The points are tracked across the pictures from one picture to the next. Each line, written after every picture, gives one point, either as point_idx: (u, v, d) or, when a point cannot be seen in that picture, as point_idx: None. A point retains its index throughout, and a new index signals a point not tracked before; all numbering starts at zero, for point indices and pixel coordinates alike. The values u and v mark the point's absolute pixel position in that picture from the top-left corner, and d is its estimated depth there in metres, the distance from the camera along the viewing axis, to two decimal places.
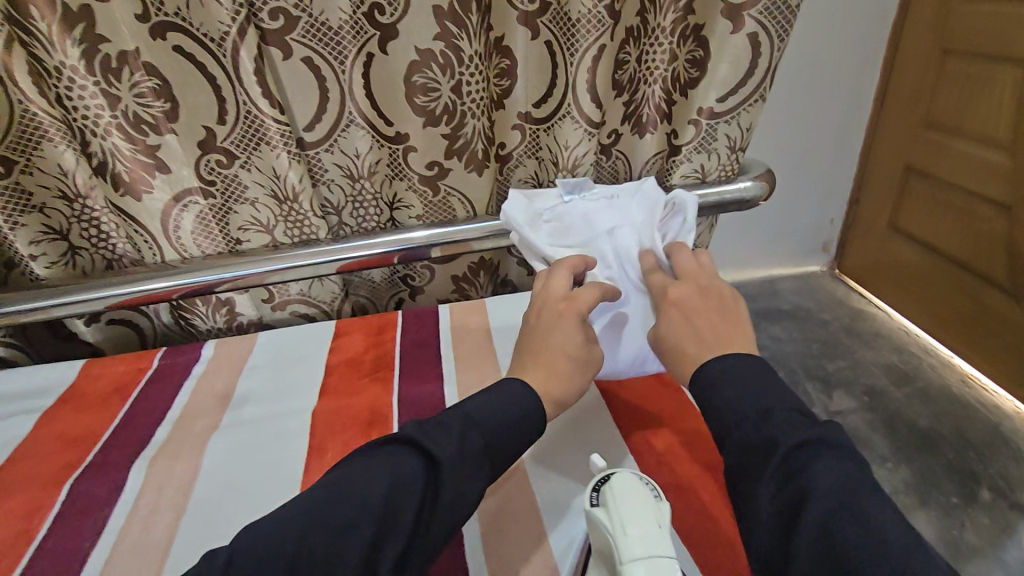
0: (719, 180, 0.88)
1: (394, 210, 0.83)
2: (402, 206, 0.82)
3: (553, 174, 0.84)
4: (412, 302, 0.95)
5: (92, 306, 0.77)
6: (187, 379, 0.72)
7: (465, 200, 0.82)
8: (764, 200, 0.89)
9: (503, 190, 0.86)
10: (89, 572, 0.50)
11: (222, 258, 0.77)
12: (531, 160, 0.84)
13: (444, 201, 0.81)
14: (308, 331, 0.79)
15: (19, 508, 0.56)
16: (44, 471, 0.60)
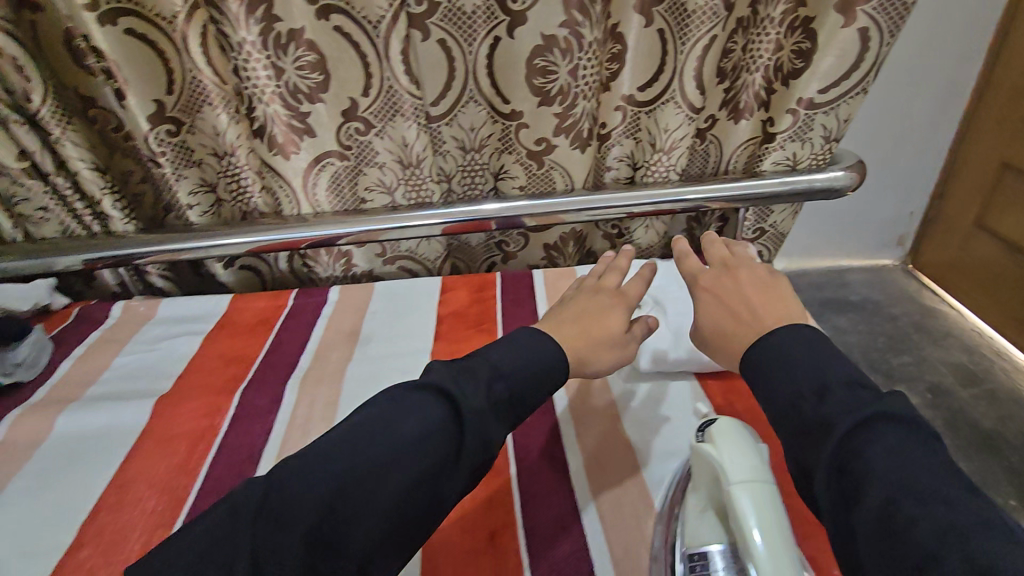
0: (809, 168, 0.91)
1: (498, 180, 0.91)
2: (506, 177, 0.90)
3: (649, 155, 0.89)
4: (502, 266, 1.04)
5: (232, 250, 0.88)
6: (319, 318, 0.83)
7: (566, 174, 0.88)
8: (853, 190, 0.91)
9: (600, 167, 0.92)
10: (264, 460, 0.61)
11: (348, 215, 0.87)
12: (630, 140, 0.89)
13: (546, 175, 0.88)
14: (416, 284, 0.89)
15: (202, 408, 0.68)
16: (217, 381, 0.73)
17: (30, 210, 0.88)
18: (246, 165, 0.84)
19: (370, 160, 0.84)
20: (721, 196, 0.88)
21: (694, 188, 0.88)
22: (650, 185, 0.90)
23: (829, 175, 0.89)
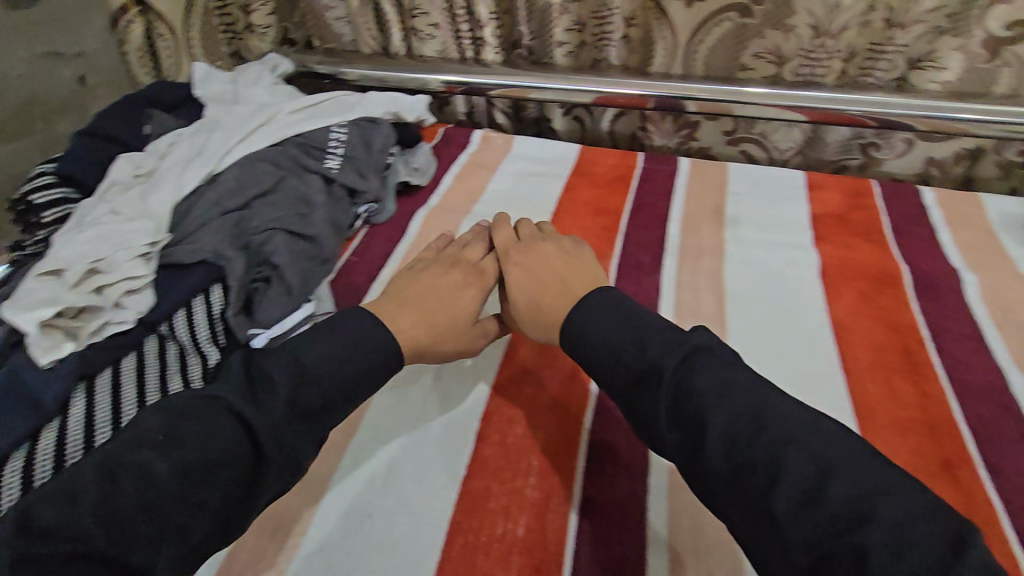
0: None
1: (706, 25, 0.96)
2: (713, 32, 0.97)
3: (883, 34, 0.90)
4: (692, 148, 1.13)
5: (474, 79, 1.12)
6: (496, 182, 0.98)
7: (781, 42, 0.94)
8: None
9: (822, 37, 0.92)
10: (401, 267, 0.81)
11: (577, 70, 1.09)
12: (865, 8, 0.88)
13: (749, 39, 0.96)
14: (562, 155, 1.05)
15: (395, 225, 0.89)
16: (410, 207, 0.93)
17: (330, 20, 1.16)
18: (516, 29, 1.08)
19: (612, 36, 1.04)
20: (938, 112, 0.91)
21: (908, 98, 0.92)
22: (867, 90, 0.95)
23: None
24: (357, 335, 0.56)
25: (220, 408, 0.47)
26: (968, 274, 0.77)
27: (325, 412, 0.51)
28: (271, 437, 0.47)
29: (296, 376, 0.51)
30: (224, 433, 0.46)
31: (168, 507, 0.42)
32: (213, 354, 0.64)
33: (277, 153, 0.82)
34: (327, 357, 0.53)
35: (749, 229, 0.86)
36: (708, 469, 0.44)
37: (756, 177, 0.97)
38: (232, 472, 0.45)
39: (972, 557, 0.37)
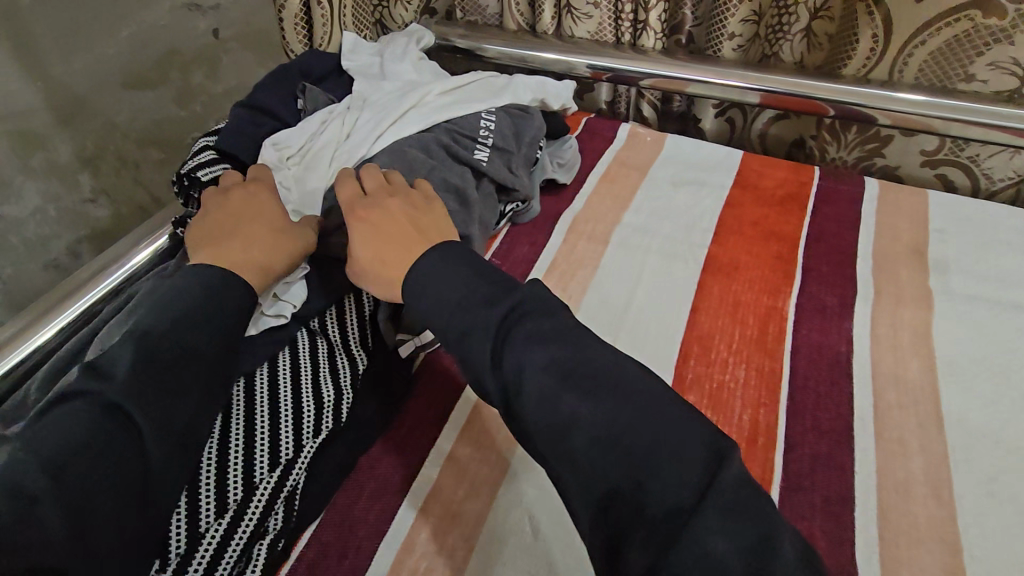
0: None
1: (925, 29, 0.81)
2: (931, 37, 0.81)
3: None
4: (872, 167, 0.97)
5: (626, 69, 1.01)
6: (648, 188, 0.88)
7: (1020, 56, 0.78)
8: None
9: None
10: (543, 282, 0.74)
11: (751, 66, 0.96)
12: None
13: (978, 48, 0.79)
14: (718, 161, 0.93)
15: (536, 230, 0.82)
16: (551, 209, 0.85)
17: None
18: (681, 12, 0.99)
19: (791, 30, 0.92)
20: None
21: None
22: None
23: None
24: (208, 284, 0.50)
25: (85, 410, 0.42)
26: None
27: (197, 358, 0.47)
28: (144, 403, 0.43)
29: (155, 323, 0.47)
30: (89, 424, 0.42)
31: (96, 502, 0.40)
32: (361, 359, 0.60)
33: (429, 138, 0.77)
34: (176, 309, 0.48)
35: (960, 280, 0.72)
36: (594, 478, 0.38)
37: (966, 212, 0.81)
38: (129, 464, 0.41)
39: (729, 470, 0.37)
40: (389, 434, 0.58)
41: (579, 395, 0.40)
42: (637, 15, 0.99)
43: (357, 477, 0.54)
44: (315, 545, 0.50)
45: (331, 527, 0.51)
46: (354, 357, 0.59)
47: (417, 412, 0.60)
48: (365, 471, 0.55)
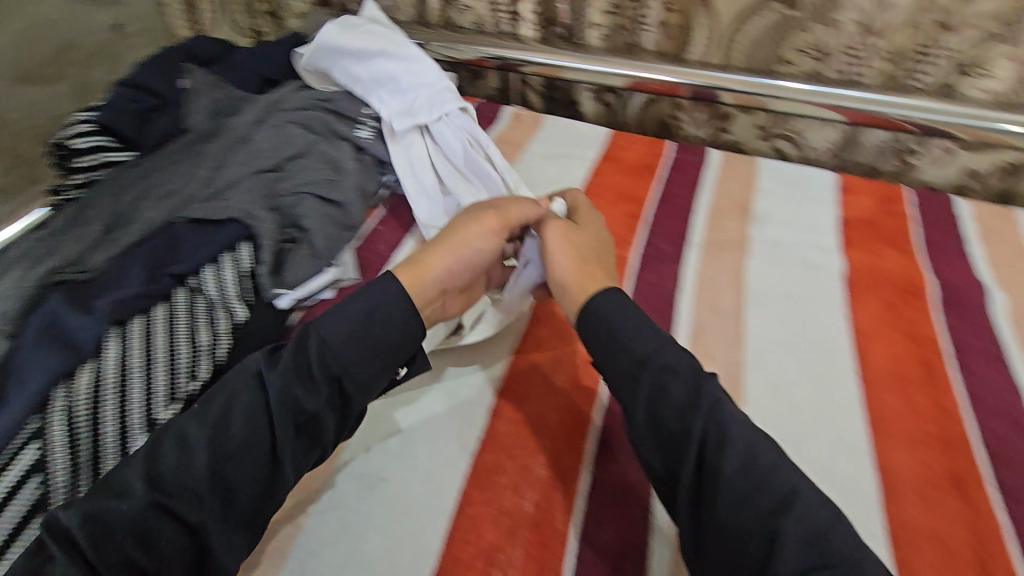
0: None
1: (744, 18, 0.95)
2: (751, 25, 0.95)
3: (932, 40, 0.88)
4: (720, 141, 1.12)
5: (513, 58, 1.13)
6: (523, 161, 0.98)
7: (818, 41, 0.93)
8: None
9: (864, 39, 0.91)
10: (415, 239, 0.81)
11: (615, 55, 1.08)
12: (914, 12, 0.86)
13: (786, 35, 0.94)
14: (588, 136, 1.04)
15: None
16: None
17: None
18: (556, 7, 1.06)
19: (648, 21, 1.03)
20: (984, 122, 0.90)
21: (953, 107, 0.91)
22: (910, 94, 0.93)
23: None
24: (373, 308, 0.54)
25: (249, 386, 0.50)
26: (997, 291, 0.74)
27: (352, 373, 0.52)
28: (285, 409, 0.49)
29: (324, 353, 0.51)
30: (242, 418, 0.48)
31: (214, 467, 0.47)
32: (240, 310, 0.65)
33: (309, 116, 0.83)
34: (351, 317, 0.53)
35: (774, 229, 0.85)
36: (740, 512, 0.43)
37: (786, 175, 0.95)
38: (258, 437, 0.48)
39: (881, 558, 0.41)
40: None
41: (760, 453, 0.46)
42: (513, 8, 1.10)
43: None
44: None
45: None
46: (232, 309, 0.64)
47: None
48: None
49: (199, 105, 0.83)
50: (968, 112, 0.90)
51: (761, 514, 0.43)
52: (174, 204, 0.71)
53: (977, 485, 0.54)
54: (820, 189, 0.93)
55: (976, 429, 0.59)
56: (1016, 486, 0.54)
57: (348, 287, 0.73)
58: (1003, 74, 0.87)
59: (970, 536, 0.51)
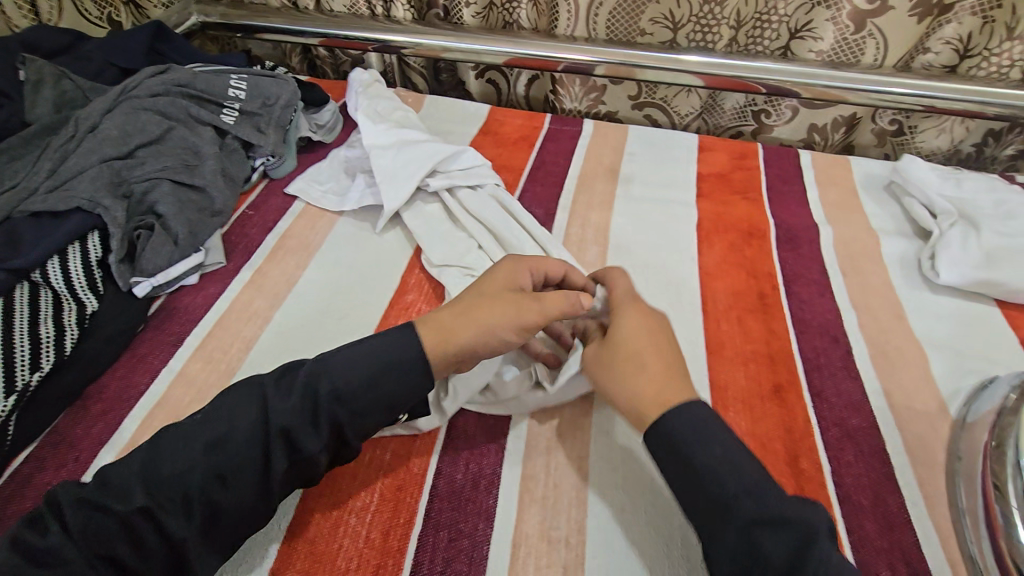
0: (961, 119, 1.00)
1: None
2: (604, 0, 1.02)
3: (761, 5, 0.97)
4: (597, 112, 1.18)
5: (388, 41, 1.11)
6: None
7: (666, 12, 1.00)
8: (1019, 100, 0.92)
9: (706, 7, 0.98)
10: (285, 223, 0.81)
11: (493, 34, 1.08)
12: None
13: (637, 6, 1.01)
14: (468, 112, 1.06)
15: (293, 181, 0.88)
16: (310, 163, 0.92)
17: None
18: None
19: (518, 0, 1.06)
20: (815, 79, 0.97)
21: (789, 66, 0.98)
22: (753, 57, 1.01)
23: (935, 84, 0.95)
24: (372, 362, 0.51)
25: (250, 408, 0.48)
26: (826, 227, 0.83)
27: (346, 404, 0.49)
28: (274, 423, 0.47)
29: (322, 386, 0.49)
30: (231, 425, 0.47)
31: (190, 473, 0.45)
32: (90, 301, 0.63)
33: (165, 101, 0.80)
34: (364, 361, 0.51)
35: (638, 188, 0.91)
36: (724, 538, 0.43)
37: (652, 138, 1.02)
38: (241, 455, 0.46)
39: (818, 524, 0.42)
40: (122, 363, 0.63)
41: (685, 429, 0.47)
42: None
43: (83, 401, 0.59)
44: (33, 461, 0.54)
45: (49, 446, 0.55)
46: (81, 300, 0.63)
47: (149, 345, 0.65)
48: (92, 397, 0.60)
49: (42, 98, 0.79)
50: (807, 72, 0.98)
51: (719, 502, 0.44)
52: (12, 199, 0.68)
53: (794, 391, 0.61)
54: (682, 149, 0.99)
55: (798, 345, 0.66)
56: (826, 388, 0.62)
57: (214, 272, 0.73)
58: (825, 35, 0.97)
59: (783, 434, 0.57)
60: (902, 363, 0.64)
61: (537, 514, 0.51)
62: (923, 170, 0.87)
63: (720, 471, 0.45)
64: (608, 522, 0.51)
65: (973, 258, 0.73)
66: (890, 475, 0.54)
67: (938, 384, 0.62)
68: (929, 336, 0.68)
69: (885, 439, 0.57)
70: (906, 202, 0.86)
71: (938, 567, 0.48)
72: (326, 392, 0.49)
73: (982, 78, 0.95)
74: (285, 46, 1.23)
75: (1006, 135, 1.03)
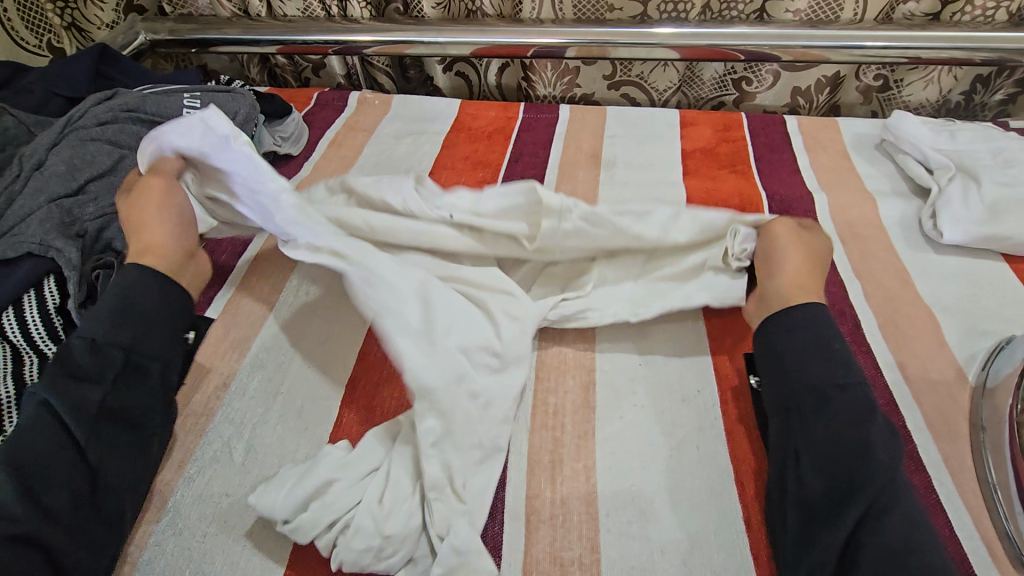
0: (935, 72, 0.99)
1: None
2: None
3: None
4: (573, 95, 1.13)
5: (347, 43, 1.05)
6: (374, 144, 0.94)
7: None
8: (1005, 43, 0.88)
9: None
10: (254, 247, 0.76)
11: (456, 24, 1.03)
12: None
13: None
14: (439, 108, 1.01)
15: None
16: None
17: None
18: None
19: None
20: (795, 41, 0.93)
21: (766, 29, 0.93)
22: (728, 23, 0.96)
23: (919, 34, 0.91)
24: (121, 296, 0.54)
25: (31, 416, 0.47)
26: (820, 194, 0.80)
27: (109, 342, 0.52)
28: (61, 385, 0.49)
29: (84, 348, 0.51)
30: (30, 420, 0.47)
31: (38, 470, 0.45)
32: (52, 352, 0.59)
33: (114, 128, 0.75)
34: (103, 310, 0.53)
35: (622, 171, 0.87)
36: (826, 438, 0.46)
37: (631, 118, 0.97)
38: (32, 439, 0.46)
39: (907, 504, 0.42)
40: None
41: (798, 325, 0.53)
42: None
43: None
44: None
45: None
46: (42, 352, 0.59)
47: None
48: None
49: None
50: (786, 33, 0.93)
51: (829, 387, 0.49)
52: None
53: None
54: (663, 126, 0.95)
55: None
56: None
57: None
58: None
59: None
60: (913, 332, 0.61)
61: (546, 535, 0.48)
62: (915, 125, 0.83)
63: (875, 452, 0.44)
64: (622, 536, 0.48)
65: (976, 214, 0.70)
66: (914, 454, 0.51)
67: (953, 350, 0.60)
68: (938, 300, 0.65)
69: (904, 414, 0.54)
70: (900, 160, 0.83)
71: (973, 547, 0.46)
72: (96, 347, 0.51)
73: (966, 23, 0.92)
74: (242, 57, 1.18)
75: (993, 80, 1.00)
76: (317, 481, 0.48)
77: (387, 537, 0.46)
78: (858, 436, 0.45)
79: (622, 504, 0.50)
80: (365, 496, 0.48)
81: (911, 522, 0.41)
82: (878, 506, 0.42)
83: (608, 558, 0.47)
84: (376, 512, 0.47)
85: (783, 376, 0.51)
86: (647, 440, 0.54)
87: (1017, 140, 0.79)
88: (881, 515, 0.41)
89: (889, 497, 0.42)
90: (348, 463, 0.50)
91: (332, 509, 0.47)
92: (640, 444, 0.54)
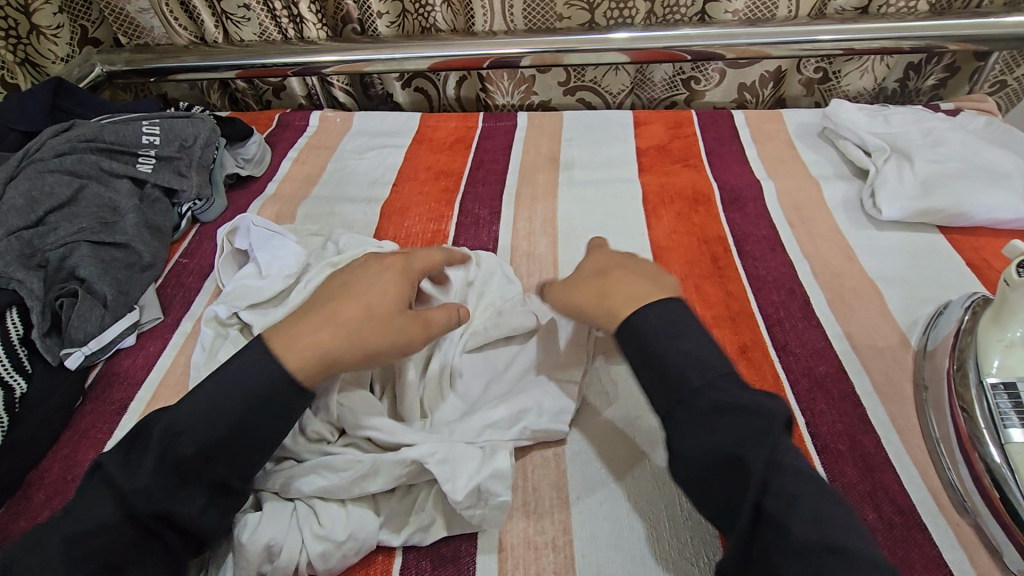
0: (871, 62, 1.05)
1: None
2: None
3: None
4: (531, 103, 1.16)
5: (305, 64, 1.06)
6: (337, 160, 0.96)
7: None
8: (931, 30, 0.94)
9: None
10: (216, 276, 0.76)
11: (412, 39, 1.04)
12: None
13: None
14: (400, 123, 1.03)
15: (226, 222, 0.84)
16: (242, 201, 0.89)
17: (133, 12, 1.09)
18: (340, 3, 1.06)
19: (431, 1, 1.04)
20: (736, 39, 0.97)
21: (709, 30, 0.97)
22: (673, 26, 1.00)
23: (851, 27, 0.96)
24: (244, 393, 0.47)
25: (101, 487, 0.45)
26: (768, 181, 0.84)
27: (216, 452, 0.46)
28: (155, 481, 0.45)
29: (180, 444, 0.46)
30: (109, 506, 0.44)
31: (95, 550, 0.43)
32: (18, 384, 0.59)
33: (72, 159, 0.75)
34: (217, 413, 0.47)
35: (580, 171, 0.90)
36: (690, 445, 0.44)
37: (587, 121, 1.01)
38: (113, 514, 0.44)
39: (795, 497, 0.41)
40: (64, 443, 0.59)
41: (655, 326, 0.49)
42: (292, 10, 1.07)
43: (27, 492, 0.55)
44: None
45: None
46: (8, 383, 0.58)
47: (91, 419, 0.61)
48: (34, 484, 0.56)
49: None
50: (727, 31, 0.98)
51: (682, 395, 0.46)
52: None
53: (759, 349, 0.61)
54: (618, 126, 0.99)
55: (756, 303, 0.66)
56: (790, 340, 0.61)
57: (153, 329, 0.70)
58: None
59: None
60: (858, 303, 0.65)
61: (521, 523, 0.50)
62: (852, 112, 0.88)
63: (746, 440, 0.43)
64: (593, 516, 0.50)
65: (910, 190, 0.75)
66: (864, 417, 0.54)
67: (896, 318, 0.63)
68: (880, 272, 0.69)
69: (853, 380, 0.57)
70: (841, 145, 0.87)
71: (921, 499, 0.49)
72: (170, 436, 0.46)
73: (893, 15, 0.98)
74: (201, 84, 1.19)
75: (925, 66, 1.06)
76: (255, 548, 0.46)
77: (341, 543, 0.47)
78: (730, 429, 0.43)
79: (593, 486, 0.52)
80: (303, 536, 0.47)
81: (816, 519, 0.40)
82: (776, 508, 0.41)
83: (580, 539, 0.49)
84: (321, 535, 0.47)
85: (653, 381, 0.47)
86: (613, 422, 0.56)
87: (945, 119, 0.84)
88: (791, 525, 0.40)
89: (779, 496, 0.41)
90: (264, 522, 0.47)
91: (283, 564, 0.46)
92: (606, 431, 0.56)
